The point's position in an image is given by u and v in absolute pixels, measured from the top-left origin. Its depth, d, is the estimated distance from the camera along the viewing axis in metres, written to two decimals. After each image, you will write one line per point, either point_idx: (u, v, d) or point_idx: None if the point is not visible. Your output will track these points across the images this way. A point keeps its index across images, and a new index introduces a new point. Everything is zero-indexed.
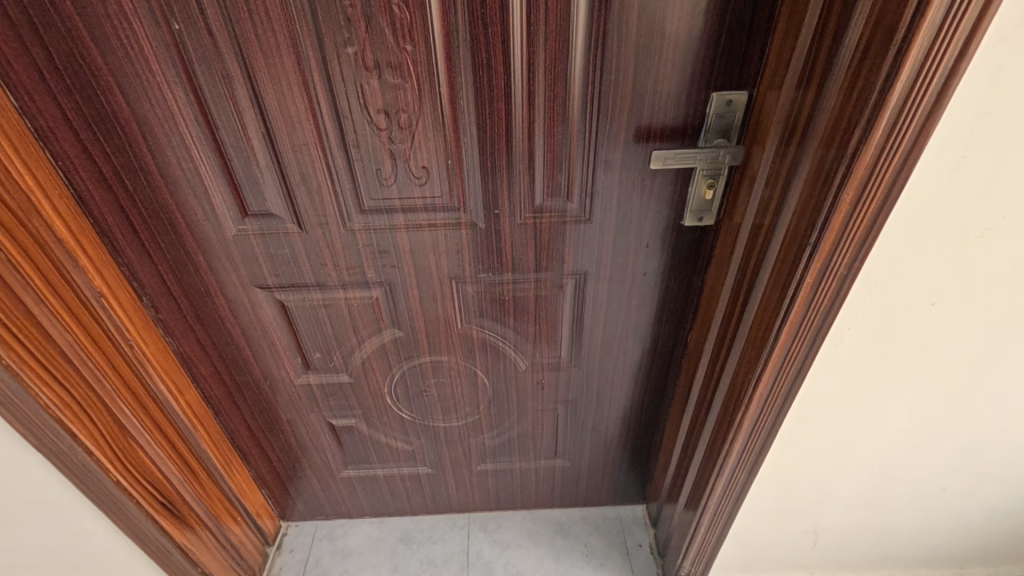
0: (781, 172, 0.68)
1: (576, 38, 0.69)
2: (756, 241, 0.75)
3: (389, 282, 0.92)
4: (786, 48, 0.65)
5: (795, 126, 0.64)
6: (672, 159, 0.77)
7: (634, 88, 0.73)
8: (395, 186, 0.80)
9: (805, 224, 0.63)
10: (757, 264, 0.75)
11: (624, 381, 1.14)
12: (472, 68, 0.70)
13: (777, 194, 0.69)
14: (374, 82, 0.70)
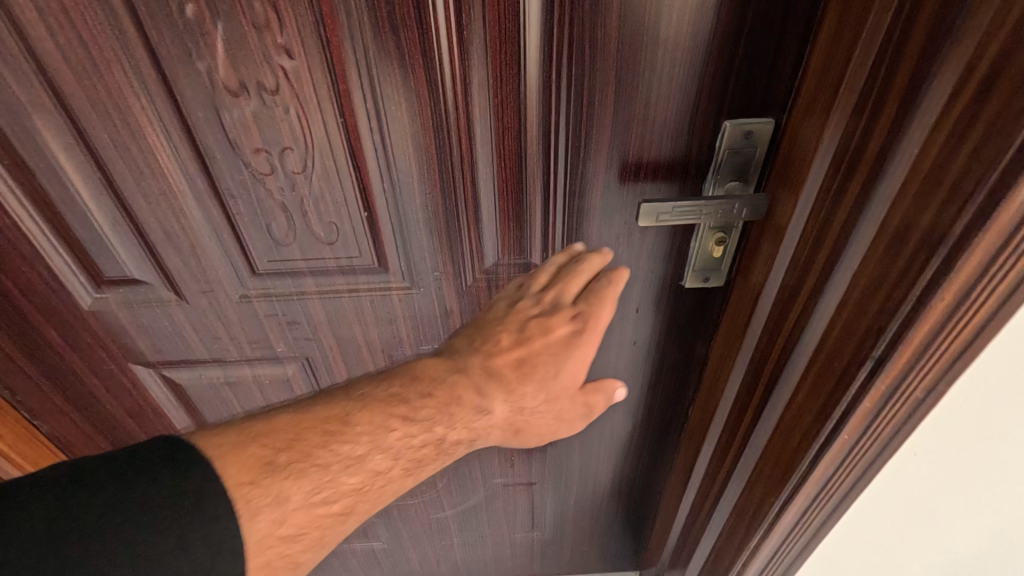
0: (827, 235, 0.47)
1: (530, 49, 0.48)
2: (785, 320, 0.55)
3: (306, 356, 0.72)
4: (834, 58, 0.44)
5: (851, 174, 0.43)
6: (668, 214, 0.55)
7: (614, 117, 0.52)
8: (295, 244, 0.60)
9: (862, 321, 0.43)
10: (786, 351, 0.55)
11: (611, 451, 0.95)
12: (381, 92, 0.49)
13: (819, 265, 0.48)
14: (242, 113, 0.49)
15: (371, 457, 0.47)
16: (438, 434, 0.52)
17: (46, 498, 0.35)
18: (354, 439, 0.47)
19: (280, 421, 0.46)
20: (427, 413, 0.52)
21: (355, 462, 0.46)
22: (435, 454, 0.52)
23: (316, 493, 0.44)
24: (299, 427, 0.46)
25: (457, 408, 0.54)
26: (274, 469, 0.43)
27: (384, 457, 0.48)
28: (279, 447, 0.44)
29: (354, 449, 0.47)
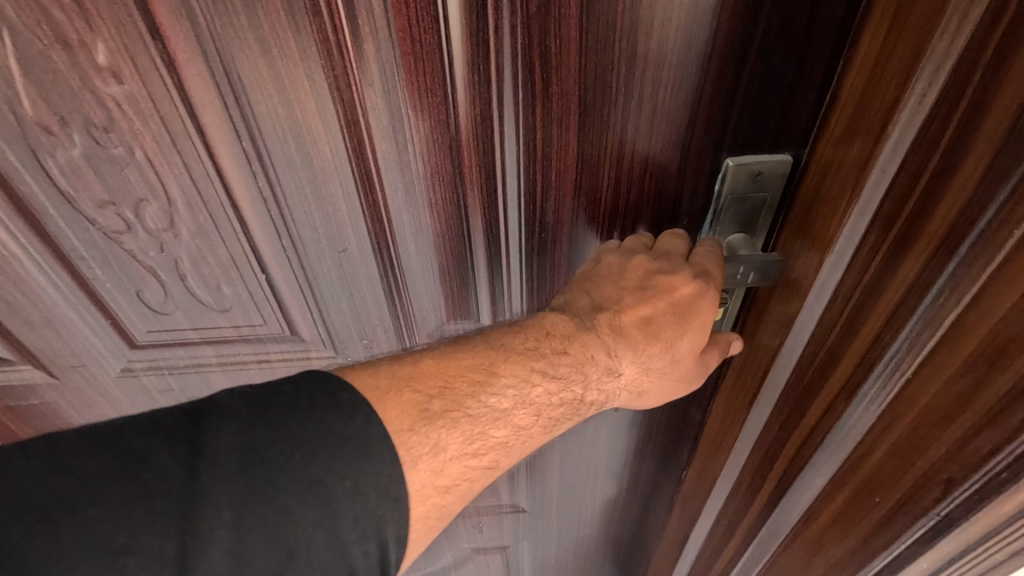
0: (869, 317, 0.35)
1: (456, 69, 0.34)
2: (803, 411, 0.42)
3: None
4: (881, 80, 0.31)
5: (911, 239, 0.31)
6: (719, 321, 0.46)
7: (579, 155, 0.39)
8: (178, 312, 0.47)
9: (936, 445, 0.31)
10: (805, 448, 0.43)
11: (594, 515, 0.83)
12: (257, 128, 0.36)
13: (853, 353, 0.36)
14: (69, 157, 0.36)
15: (510, 413, 0.40)
16: (572, 394, 0.42)
17: (234, 430, 0.33)
18: (502, 390, 0.40)
19: (430, 364, 0.39)
20: (564, 370, 0.42)
21: (500, 415, 0.40)
22: (572, 413, 0.43)
23: (468, 444, 0.39)
24: (445, 374, 0.39)
25: (591, 370, 0.43)
26: (428, 417, 0.37)
27: (527, 413, 0.41)
28: (432, 394, 0.38)
29: (500, 401, 0.40)
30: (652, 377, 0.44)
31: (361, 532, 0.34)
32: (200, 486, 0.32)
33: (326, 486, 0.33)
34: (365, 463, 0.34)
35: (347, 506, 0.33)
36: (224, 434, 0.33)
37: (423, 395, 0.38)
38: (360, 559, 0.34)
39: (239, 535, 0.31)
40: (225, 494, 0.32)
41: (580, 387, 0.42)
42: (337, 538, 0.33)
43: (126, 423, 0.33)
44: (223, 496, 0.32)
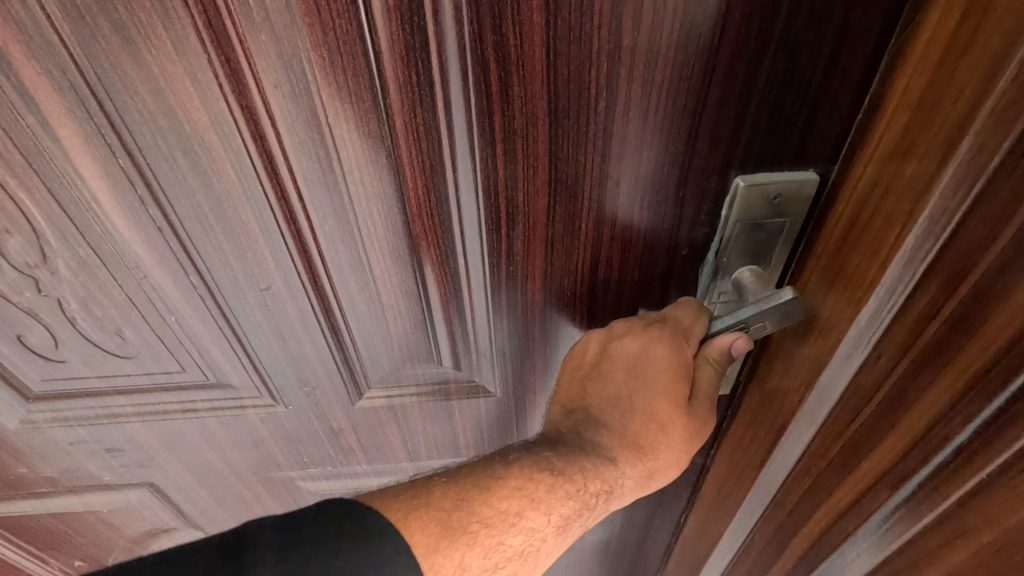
0: (914, 407, 0.26)
1: (389, 67, 0.26)
2: (821, 498, 0.34)
3: (149, 483, 0.52)
4: (945, 93, 0.22)
5: (982, 312, 0.22)
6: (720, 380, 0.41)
7: (552, 175, 0.31)
8: (76, 359, 0.39)
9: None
10: (824, 539, 0.35)
11: (584, 557, 0.75)
12: (135, 142, 0.28)
13: (895, 446, 0.28)
14: None
15: (522, 515, 0.34)
16: (583, 487, 0.36)
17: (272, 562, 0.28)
18: (515, 489, 0.34)
19: (438, 484, 0.34)
20: (567, 461, 0.36)
21: (515, 521, 0.34)
22: (587, 511, 0.36)
23: (487, 557, 0.33)
24: (454, 485, 0.34)
25: (589, 465, 0.37)
26: (449, 535, 0.32)
27: (539, 516, 0.35)
28: (448, 510, 0.33)
29: (511, 505, 0.34)
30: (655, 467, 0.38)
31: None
32: None
33: None
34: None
35: None
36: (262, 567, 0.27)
37: (426, 504, 0.33)
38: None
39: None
40: None
41: (588, 482, 0.36)
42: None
43: (270, 550, 0.29)
44: None
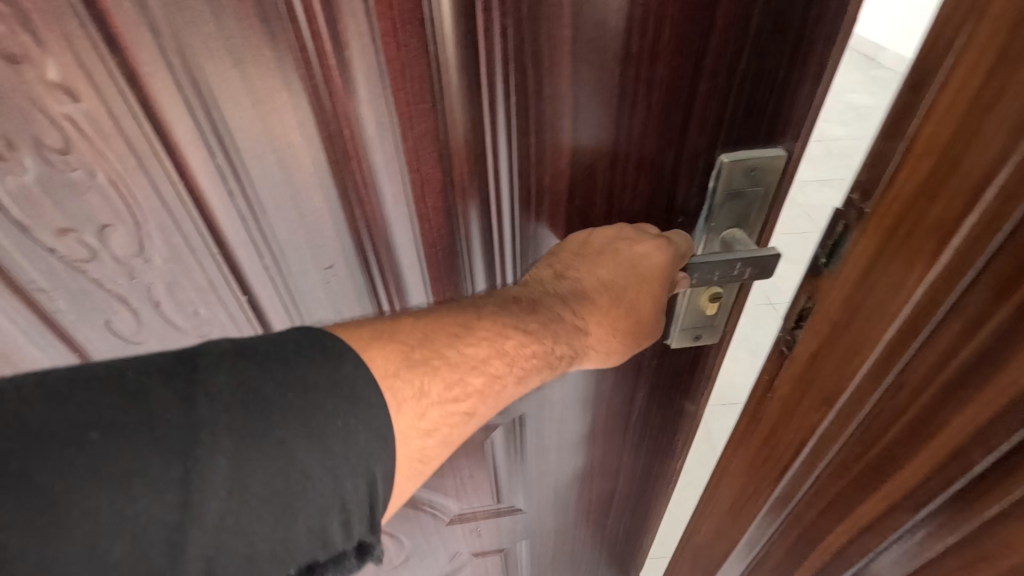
0: (999, 382, 0.29)
1: (448, 75, 0.33)
2: (890, 472, 0.37)
3: None
4: (1001, 100, 0.26)
5: None
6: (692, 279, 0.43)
7: (574, 158, 0.38)
8: (153, 341, 0.44)
9: None
10: (896, 510, 0.38)
11: (593, 515, 0.82)
12: (236, 144, 0.33)
13: (972, 415, 0.31)
14: (22, 182, 0.33)
15: (487, 361, 0.36)
16: (552, 348, 0.39)
17: (224, 385, 0.28)
18: (481, 337, 0.36)
19: (409, 321, 0.35)
20: (542, 322, 0.39)
21: (478, 365, 0.36)
22: (544, 365, 0.39)
23: (449, 390, 0.34)
24: (420, 322, 0.35)
25: (559, 327, 0.40)
26: (410, 362, 0.33)
27: (502, 361, 0.37)
28: (413, 345, 0.34)
29: (476, 350, 0.36)
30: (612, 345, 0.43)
31: (357, 472, 0.30)
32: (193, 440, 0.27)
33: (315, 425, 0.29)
34: (357, 403, 0.30)
35: (342, 454, 0.30)
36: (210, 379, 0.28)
37: (399, 339, 0.33)
38: (355, 497, 0.30)
39: (237, 488, 0.27)
40: (220, 450, 0.27)
41: (556, 343, 0.39)
42: (336, 480, 0.30)
43: (220, 362, 0.29)
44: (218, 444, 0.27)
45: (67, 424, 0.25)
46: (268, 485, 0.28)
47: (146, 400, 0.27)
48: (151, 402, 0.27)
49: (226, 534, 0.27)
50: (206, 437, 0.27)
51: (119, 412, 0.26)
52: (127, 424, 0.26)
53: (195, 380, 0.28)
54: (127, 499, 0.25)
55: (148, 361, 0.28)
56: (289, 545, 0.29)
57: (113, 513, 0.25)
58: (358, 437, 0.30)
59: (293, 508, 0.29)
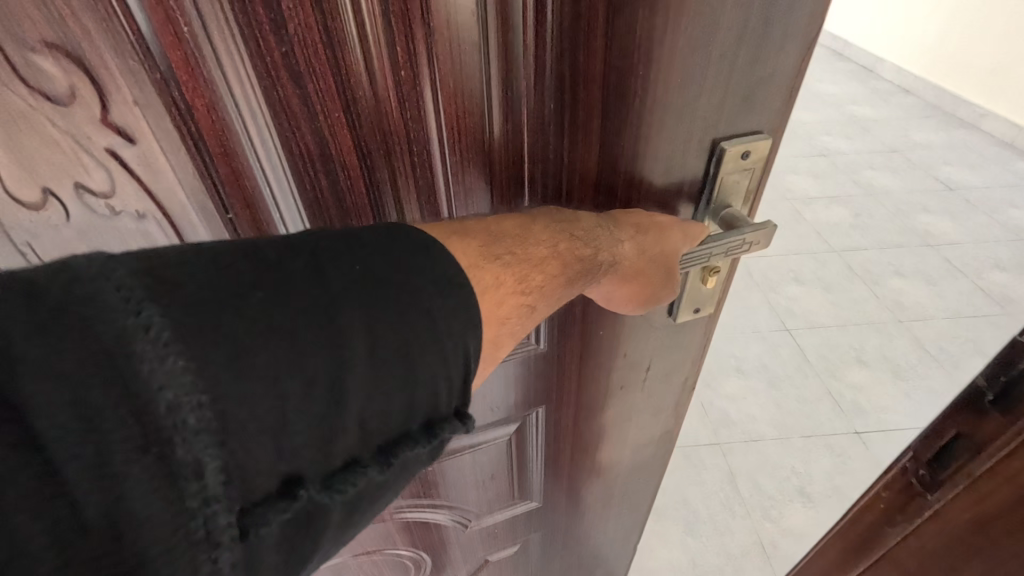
0: None
1: (495, 89, 0.35)
2: None
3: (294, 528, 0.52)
4: None
5: None
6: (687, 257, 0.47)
7: (601, 159, 0.41)
8: None
9: None
10: None
11: (602, 501, 0.86)
12: (290, 170, 0.33)
13: None
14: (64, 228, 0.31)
15: (545, 262, 0.37)
16: (595, 254, 0.40)
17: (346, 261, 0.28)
18: (539, 239, 0.37)
19: (469, 221, 0.36)
20: (587, 230, 0.40)
21: (540, 264, 0.37)
22: (585, 272, 0.40)
23: (519, 283, 0.35)
24: (483, 222, 0.36)
25: (599, 241, 0.40)
26: (487, 258, 0.33)
27: (557, 261, 0.38)
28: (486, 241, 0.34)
29: (537, 248, 0.37)
30: (637, 297, 0.46)
31: (458, 347, 0.30)
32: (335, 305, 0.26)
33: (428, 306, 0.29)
34: (456, 290, 0.30)
35: (452, 330, 0.30)
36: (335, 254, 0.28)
37: (469, 230, 0.34)
38: (456, 375, 0.31)
39: (371, 352, 0.27)
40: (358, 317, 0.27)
41: (599, 250, 0.40)
42: (445, 349, 0.30)
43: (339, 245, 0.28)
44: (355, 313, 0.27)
45: (214, 288, 0.24)
46: (395, 347, 0.28)
47: (282, 269, 0.26)
48: (285, 272, 0.26)
49: (363, 392, 0.27)
50: (343, 310, 0.27)
51: (264, 275, 0.26)
52: (271, 289, 0.25)
53: (322, 260, 0.27)
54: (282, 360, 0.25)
55: (275, 238, 0.27)
56: (408, 408, 0.29)
57: (271, 370, 0.24)
58: (462, 311, 0.30)
59: (413, 372, 0.29)
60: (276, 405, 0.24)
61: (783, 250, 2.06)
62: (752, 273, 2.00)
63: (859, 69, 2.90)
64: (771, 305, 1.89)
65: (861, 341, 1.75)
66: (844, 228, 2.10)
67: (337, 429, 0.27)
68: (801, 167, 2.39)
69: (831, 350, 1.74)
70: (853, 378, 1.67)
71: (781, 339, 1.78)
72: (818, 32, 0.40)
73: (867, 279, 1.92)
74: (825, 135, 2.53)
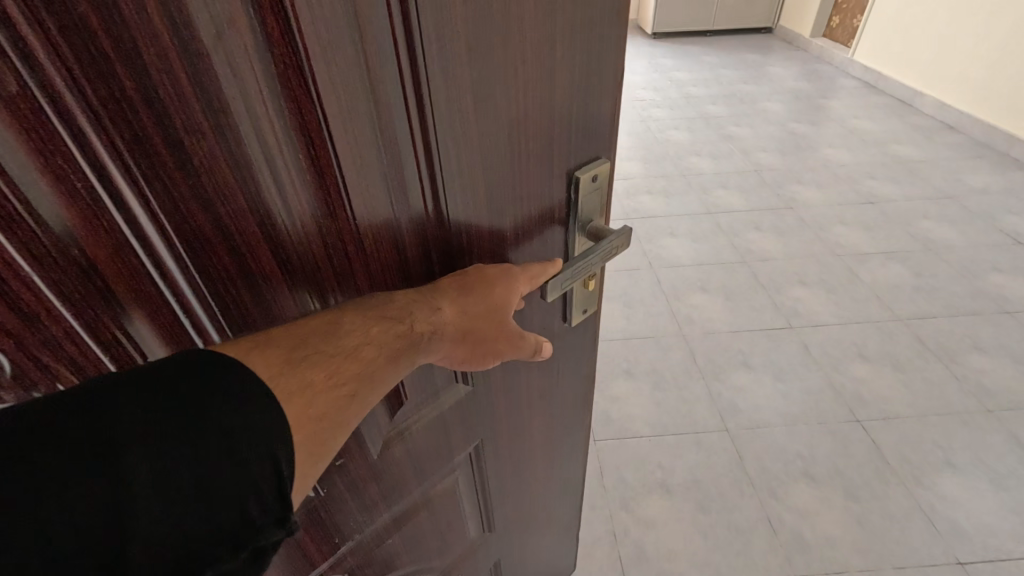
0: None
1: (390, 170, 0.38)
2: None
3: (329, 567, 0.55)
4: None
5: None
6: (554, 283, 0.50)
7: (490, 204, 0.46)
8: None
9: None
10: None
11: (545, 510, 0.91)
12: (209, 290, 0.33)
13: None
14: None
15: (361, 349, 0.35)
16: (412, 328, 0.38)
17: (126, 401, 0.26)
18: (350, 330, 0.35)
19: (275, 333, 0.32)
20: (400, 307, 0.38)
21: (353, 353, 0.34)
22: (412, 353, 0.38)
23: (334, 377, 0.33)
24: (291, 326, 0.33)
25: (416, 329, 0.38)
26: (289, 364, 0.32)
27: (369, 346, 0.35)
28: (295, 344, 0.32)
29: (349, 339, 0.34)
30: (490, 348, 0.44)
31: (262, 456, 0.30)
32: (115, 453, 0.25)
33: (225, 428, 0.28)
34: (256, 402, 0.30)
35: (251, 442, 0.29)
36: (110, 398, 0.26)
37: (270, 340, 0.32)
38: (265, 480, 0.30)
39: (163, 489, 0.26)
40: (143, 456, 0.26)
41: (415, 322, 0.38)
42: (250, 464, 0.29)
43: (117, 389, 0.27)
44: (142, 456, 0.26)
45: None
46: (192, 478, 0.27)
47: (54, 431, 0.25)
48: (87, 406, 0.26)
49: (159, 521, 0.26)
50: (127, 453, 0.26)
51: (31, 443, 0.24)
52: (69, 427, 0.25)
53: (110, 408, 0.26)
54: (56, 524, 0.23)
55: (32, 405, 0.25)
56: (216, 529, 0.28)
57: (46, 536, 0.23)
58: (268, 426, 0.30)
59: (214, 488, 0.28)
60: (48, 557, 0.23)
61: (841, 318, 1.93)
62: (811, 346, 1.83)
63: (896, 101, 3.45)
64: (837, 387, 1.68)
65: (948, 437, 1.52)
66: (906, 292, 2.02)
67: (125, 566, 0.25)
68: (849, 217, 2.43)
69: (914, 450, 1.50)
70: (946, 488, 1.41)
71: (852, 432, 1.55)
72: (622, 72, 0.50)
73: (943, 356, 1.76)
74: (871, 180, 2.68)
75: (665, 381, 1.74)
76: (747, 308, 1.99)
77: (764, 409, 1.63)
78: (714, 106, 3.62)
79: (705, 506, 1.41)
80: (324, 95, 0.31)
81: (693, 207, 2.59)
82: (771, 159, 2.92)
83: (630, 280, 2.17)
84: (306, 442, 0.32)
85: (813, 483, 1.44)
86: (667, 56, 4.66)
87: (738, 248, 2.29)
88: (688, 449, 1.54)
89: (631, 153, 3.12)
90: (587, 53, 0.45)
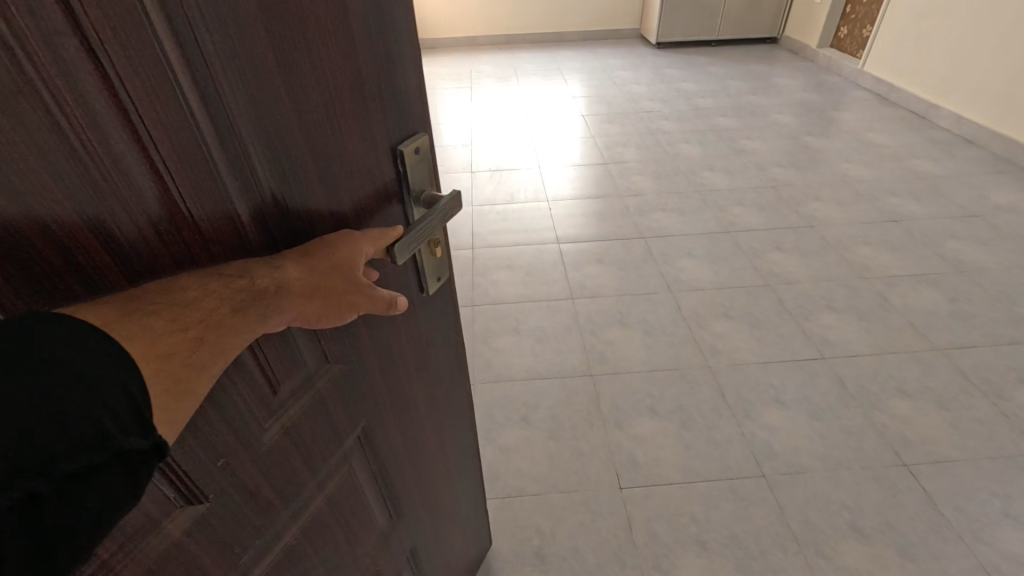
0: None
1: (216, 151, 0.40)
2: None
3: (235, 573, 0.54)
4: None
5: None
6: (402, 243, 0.53)
7: (323, 180, 0.49)
8: None
9: None
10: None
11: (444, 482, 0.94)
12: (32, 285, 0.32)
13: None
14: None
15: (201, 301, 0.37)
16: (254, 282, 0.41)
17: None
18: (185, 284, 0.37)
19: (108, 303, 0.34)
20: (239, 266, 0.41)
21: (191, 303, 0.37)
22: (260, 305, 0.41)
23: (178, 325, 0.36)
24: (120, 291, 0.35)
25: (258, 283, 0.41)
26: (123, 316, 0.33)
27: (208, 298, 0.38)
28: (125, 303, 0.34)
29: (187, 293, 0.37)
30: (342, 299, 0.48)
31: (112, 381, 0.32)
32: None
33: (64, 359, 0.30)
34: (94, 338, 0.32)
35: (97, 369, 0.31)
36: None
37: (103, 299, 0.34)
38: (118, 401, 0.32)
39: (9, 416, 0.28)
40: None
41: (257, 276, 0.41)
42: (100, 389, 0.31)
43: None
44: None
45: None
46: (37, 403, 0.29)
47: None
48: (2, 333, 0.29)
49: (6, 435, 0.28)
50: None
51: None
52: None
53: None
54: None
55: None
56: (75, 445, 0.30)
57: None
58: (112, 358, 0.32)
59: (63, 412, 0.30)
60: None
61: (873, 346, 2.03)
62: (847, 381, 1.90)
63: (909, 113, 3.69)
64: (879, 427, 1.74)
65: (1007, 487, 1.55)
66: (945, 320, 2.12)
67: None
68: (874, 236, 2.59)
69: (971, 499, 1.53)
70: (1013, 546, 1.42)
71: (903, 479, 1.59)
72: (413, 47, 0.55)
73: (983, 389, 1.84)
74: (893, 197, 2.85)
75: (694, 420, 1.80)
76: (776, 337, 2.10)
77: (801, 451, 1.68)
78: (720, 119, 3.82)
79: (746, 566, 1.41)
80: (124, 77, 0.33)
81: (710, 225, 2.75)
82: (788, 175, 3.10)
83: (649, 303, 2.30)
84: (159, 379, 0.35)
85: (864, 539, 1.46)
86: (671, 67, 4.88)
87: (759, 270, 2.44)
88: (724, 500, 1.56)
89: (643, 168, 3.30)
90: (377, 32, 0.49)
